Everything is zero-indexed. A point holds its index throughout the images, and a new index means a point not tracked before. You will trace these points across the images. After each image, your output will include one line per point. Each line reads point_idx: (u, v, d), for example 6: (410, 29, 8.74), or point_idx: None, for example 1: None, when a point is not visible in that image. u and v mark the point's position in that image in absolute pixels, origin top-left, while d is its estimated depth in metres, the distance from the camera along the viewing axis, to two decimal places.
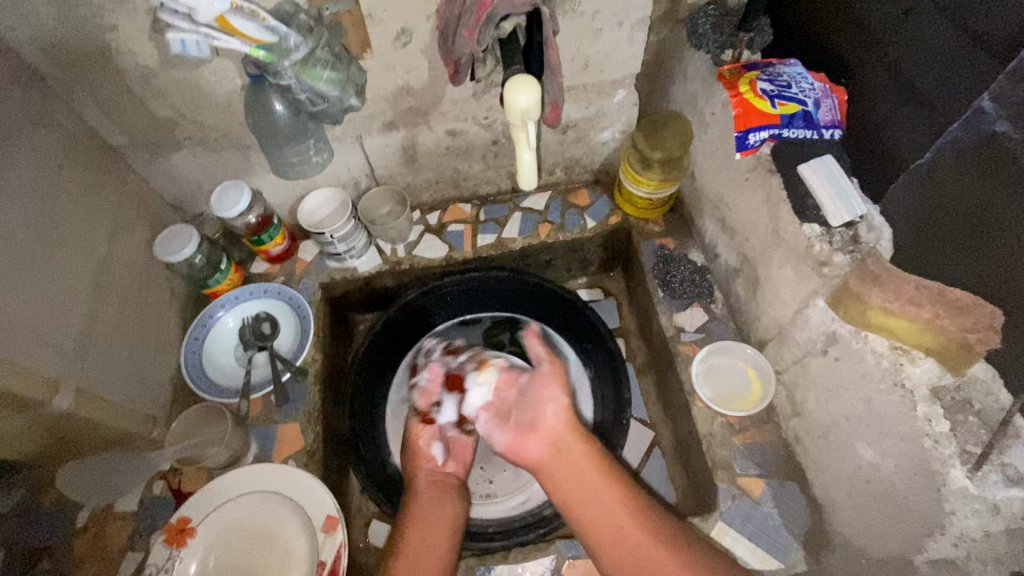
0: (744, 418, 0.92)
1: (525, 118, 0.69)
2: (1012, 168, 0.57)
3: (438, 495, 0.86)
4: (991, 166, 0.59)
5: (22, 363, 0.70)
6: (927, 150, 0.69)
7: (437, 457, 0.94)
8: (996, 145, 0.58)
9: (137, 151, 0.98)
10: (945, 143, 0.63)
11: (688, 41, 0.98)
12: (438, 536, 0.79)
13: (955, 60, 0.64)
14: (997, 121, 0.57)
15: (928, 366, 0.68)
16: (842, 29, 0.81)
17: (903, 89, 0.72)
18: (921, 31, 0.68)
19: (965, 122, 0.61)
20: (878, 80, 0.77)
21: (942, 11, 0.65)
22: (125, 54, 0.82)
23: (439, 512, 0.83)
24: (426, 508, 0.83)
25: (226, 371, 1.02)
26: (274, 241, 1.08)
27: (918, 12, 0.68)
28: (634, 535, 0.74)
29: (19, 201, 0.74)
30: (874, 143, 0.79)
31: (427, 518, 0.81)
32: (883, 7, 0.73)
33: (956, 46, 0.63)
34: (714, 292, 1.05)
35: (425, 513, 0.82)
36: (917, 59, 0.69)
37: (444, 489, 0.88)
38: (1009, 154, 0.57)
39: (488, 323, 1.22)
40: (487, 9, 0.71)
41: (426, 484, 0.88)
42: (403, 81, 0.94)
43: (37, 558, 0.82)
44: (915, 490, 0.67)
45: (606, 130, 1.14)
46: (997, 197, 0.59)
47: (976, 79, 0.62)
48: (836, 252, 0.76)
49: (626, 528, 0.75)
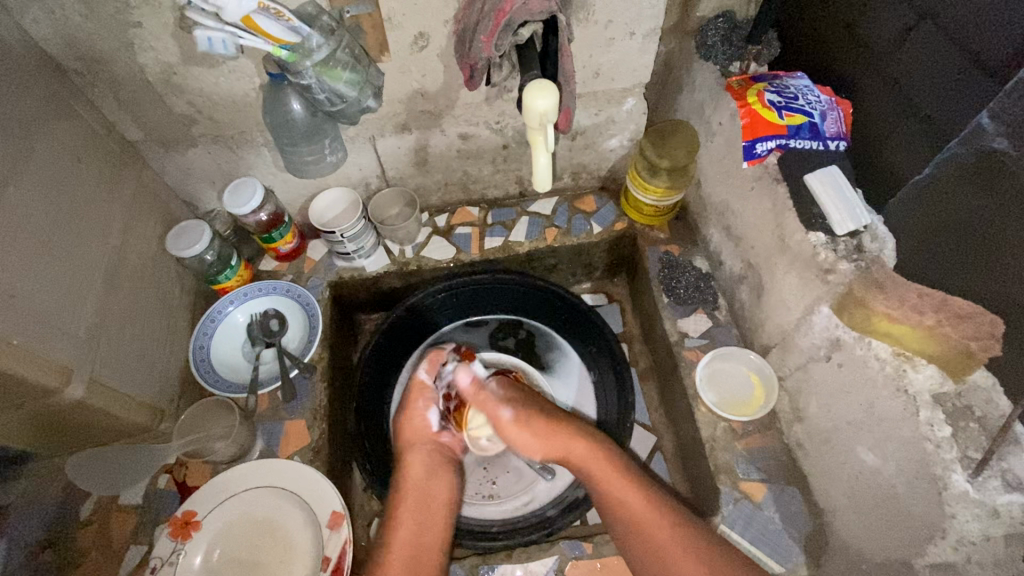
0: (747, 423, 0.94)
1: (543, 121, 0.70)
2: (1009, 184, 0.59)
3: (428, 472, 0.83)
4: (989, 182, 0.61)
5: (39, 352, 0.71)
6: (926, 165, 0.71)
7: (432, 425, 0.89)
8: (994, 161, 0.60)
9: (152, 146, 0.99)
10: (942, 160, 0.65)
11: (698, 52, 1.00)
12: (434, 518, 0.78)
13: (953, 78, 0.66)
14: (996, 139, 0.59)
15: (929, 372, 0.69)
16: (844, 45, 0.84)
17: (904, 106, 0.75)
18: (921, 50, 0.70)
19: (964, 139, 0.63)
20: (879, 97, 0.79)
21: (941, 29, 0.67)
22: (147, 50, 0.83)
23: (432, 492, 0.81)
24: (422, 488, 0.82)
25: (232, 367, 1.03)
26: (285, 239, 1.09)
27: (918, 31, 0.70)
28: (660, 535, 0.73)
29: (38, 192, 0.75)
30: (874, 158, 0.81)
31: (422, 500, 0.80)
32: (883, 25, 0.76)
33: (955, 63, 0.66)
34: (717, 299, 1.06)
35: (419, 505, 0.79)
36: (916, 77, 0.72)
37: (440, 465, 0.85)
38: (1006, 171, 0.59)
39: (495, 325, 1.23)
40: (505, 16, 0.74)
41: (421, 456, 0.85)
42: (419, 85, 0.96)
43: (41, 548, 0.83)
44: (917, 494, 0.68)
45: (614, 137, 1.16)
46: (994, 212, 0.61)
47: (974, 97, 0.64)
48: (841, 260, 0.77)
49: (638, 509, 0.75)
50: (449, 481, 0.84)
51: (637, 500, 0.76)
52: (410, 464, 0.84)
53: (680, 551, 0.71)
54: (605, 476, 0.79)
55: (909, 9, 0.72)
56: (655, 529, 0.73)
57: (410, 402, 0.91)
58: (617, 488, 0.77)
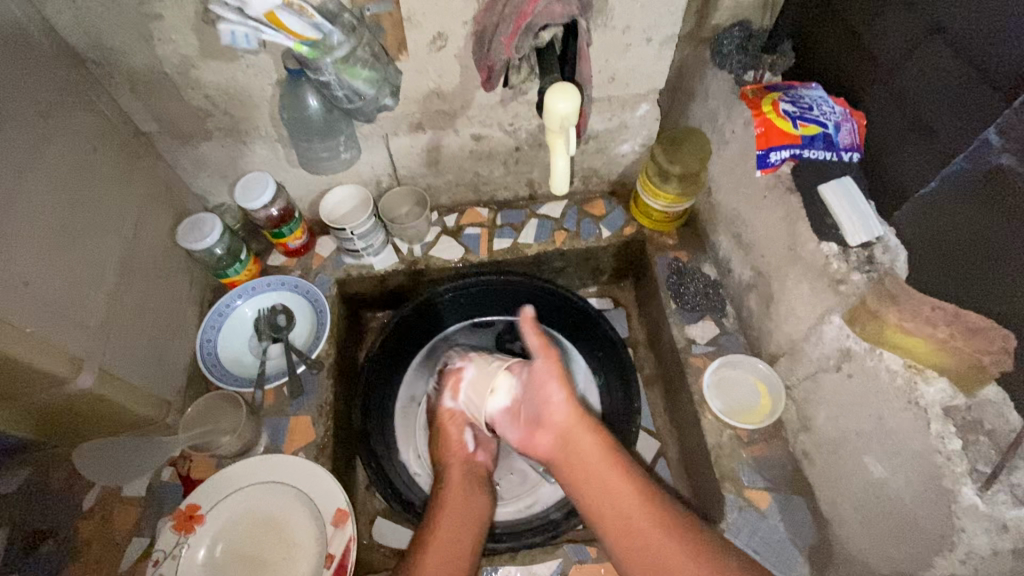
0: (753, 431, 0.94)
1: (564, 124, 0.70)
2: (1012, 199, 0.59)
3: (466, 482, 0.92)
4: (994, 197, 0.62)
5: (52, 342, 0.71)
6: (932, 179, 0.72)
7: (468, 445, 0.98)
8: (999, 176, 0.61)
9: (166, 138, 0.99)
10: (950, 175, 0.67)
11: (713, 61, 1.00)
12: (472, 523, 0.84)
13: (958, 94, 0.67)
14: (1003, 155, 0.60)
15: (941, 385, 0.69)
16: (852, 58, 0.85)
17: (911, 119, 0.75)
18: (928, 65, 0.71)
19: (971, 154, 0.64)
20: (883, 111, 0.80)
21: (951, 45, 0.68)
22: (166, 43, 0.83)
23: (468, 499, 0.89)
24: (461, 501, 0.88)
25: (240, 362, 1.03)
26: (294, 235, 1.09)
27: (926, 46, 0.71)
28: (647, 528, 0.69)
29: (53, 179, 0.75)
30: (880, 173, 0.81)
31: (462, 502, 0.87)
32: (889, 39, 0.77)
33: (962, 78, 0.66)
34: (725, 306, 1.07)
35: (457, 509, 0.86)
36: (922, 91, 0.73)
37: (477, 480, 0.94)
38: (1010, 186, 0.59)
39: (501, 326, 1.24)
40: (526, 18, 0.74)
41: (459, 470, 0.94)
42: (435, 85, 0.96)
43: (40, 539, 0.85)
44: (924, 505, 0.69)
45: (626, 143, 1.17)
46: (998, 229, 0.62)
47: (978, 114, 0.65)
48: (853, 270, 0.78)
49: (636, 516, 0.70)
50: (485, 492, 0.92)
51: (626, 495, 0.71)
52: (451, 481, 0.92)
53: (666, 543, 0.67)
54: (596, 467, 0.73)
55: (916, 25, 0.73)
56: (650, 536, 0.68)
57: (444, 427, 0.99)
58: (612, 485, 0.72)
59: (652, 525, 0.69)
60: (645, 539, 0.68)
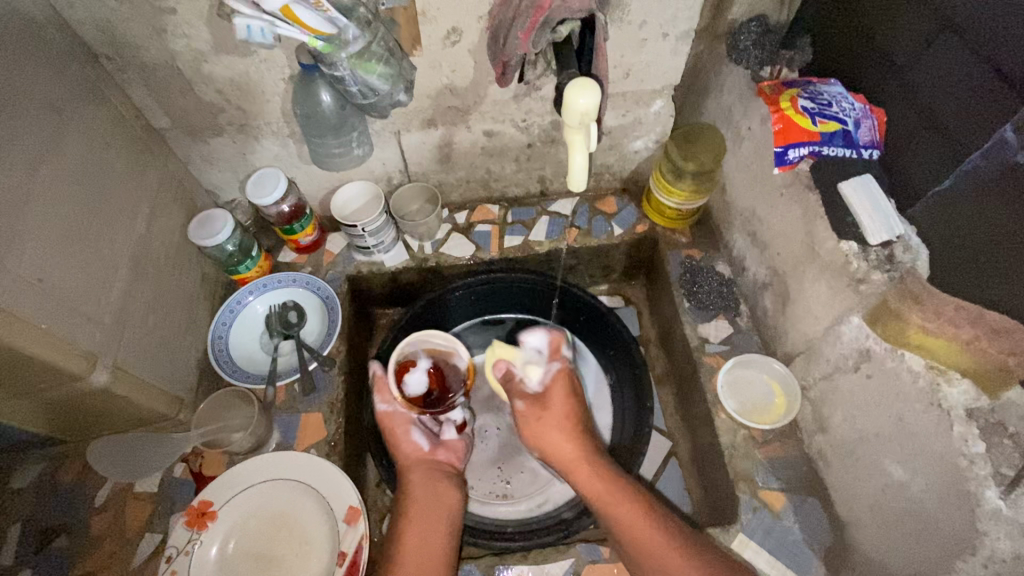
0: (768, 432, 0.93)
1: (584, 120, 0.70)
2: None
3: (430, 485, 0.91)
4: (1011, 195, 0.60)
5: (68, 338, 0.70)
6: (947, 175, 0.70)
7: (423, 445, 0.96)
8: (1016, 174, 0.59)
9: (178, 134, 0.99)
10: (964, 173, 0.66)
11: (729, 55, 0.98)
12: (442, 531, 0.85)
13: (974, 90, 0.66)
14: (1019, 152, 0.59)
15: (963, 388, 0.68)
16: (866, 55, 0.83)
17: (926, 117, 0.74)
18: (942, 62, 0.70)
19: (987, 151, 0.62)
20: (898, 108, 0.79)
21: (964, 41, 0.67)
22: (180, 38, 0.83)
23: (436, 503, 0.89)
24: (427, 507, 0.88)
25: (251, 358, 1.03)
26: (305, 231, 1.09)
27: (940, 41, 0.70)
28: (645, 535, 0.77)
29: (67, 173, 0.75)
30: (896, 171, 0.80)
31: (430, 508, 0.88)
32: (903, 34, 0.76)
33: (977, 75, 0.65)
34: (739, 305, 1.05)
35: (423, 515, 0.86)
36: (937, 88, 0.71)
37: (438, 479, 0.93)
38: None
39: (512, 323, 1.25)
40: (543, 13, 0.73)
41: (419, 471, 0.93)
42: (448, 80, 0.95)
43: (53, 535, 0.85)
44: (945, 508, 0.68)
45: (640, 139, 1.16)
46: (1015, 227, 0.61)
47: (994, 110, 0.63)
48: (873, 270, 0.76)
49: (636, 525, 0.78)
50: (450, 491, 0.92)
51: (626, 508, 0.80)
52: (413, 487, 0.90)
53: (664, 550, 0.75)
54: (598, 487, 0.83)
55: (929, 19, 0.71)
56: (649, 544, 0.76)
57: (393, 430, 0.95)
58: (613, 501, 0.81)
59: (651, 532, 0.77)
60: (647, 544, 0.76)
